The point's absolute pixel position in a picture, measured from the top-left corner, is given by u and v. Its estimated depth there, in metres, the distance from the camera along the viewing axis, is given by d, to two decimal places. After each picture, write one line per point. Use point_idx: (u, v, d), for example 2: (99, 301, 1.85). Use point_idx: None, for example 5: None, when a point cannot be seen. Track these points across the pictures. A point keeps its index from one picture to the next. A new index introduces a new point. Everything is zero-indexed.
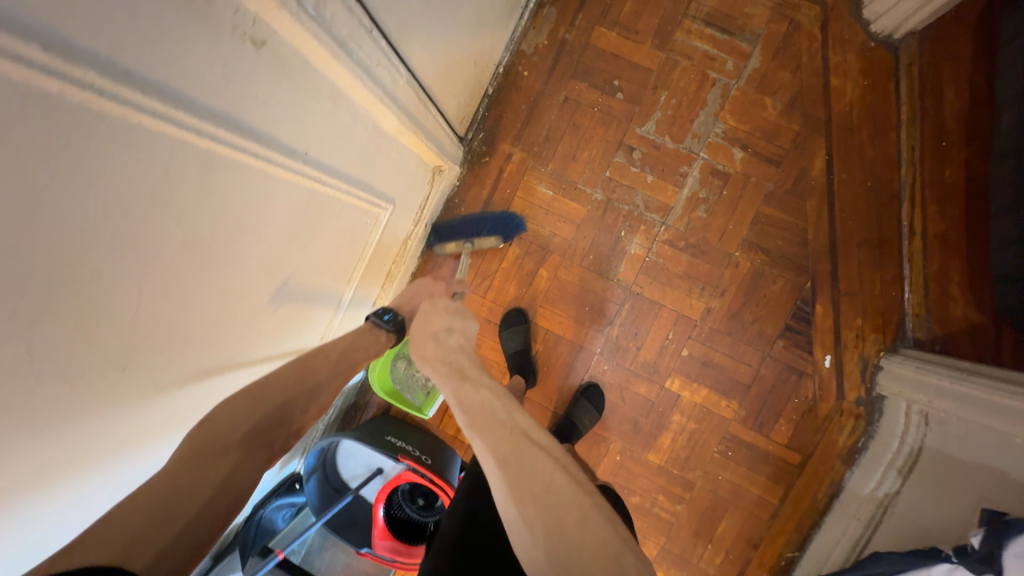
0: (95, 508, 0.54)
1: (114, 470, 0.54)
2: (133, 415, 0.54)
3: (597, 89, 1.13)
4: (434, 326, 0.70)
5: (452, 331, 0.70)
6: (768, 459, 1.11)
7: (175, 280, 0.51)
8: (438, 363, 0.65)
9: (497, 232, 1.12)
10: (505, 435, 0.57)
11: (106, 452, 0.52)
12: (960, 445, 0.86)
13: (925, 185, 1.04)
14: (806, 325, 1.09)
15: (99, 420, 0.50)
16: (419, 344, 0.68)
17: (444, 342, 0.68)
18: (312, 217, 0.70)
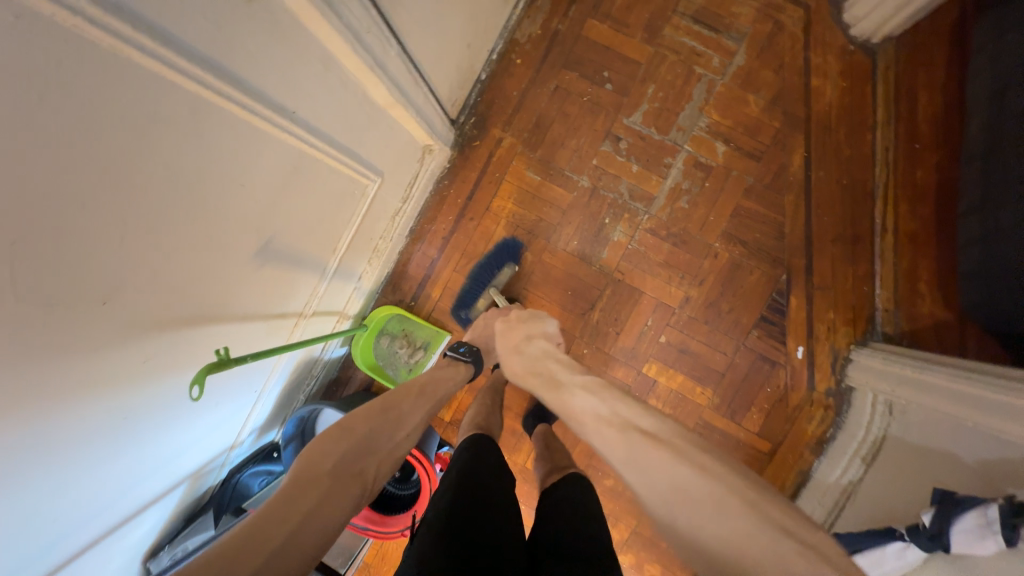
0: (73, 449, 0.56)
1: (91, 408, 0.56)
2: (113, 353, 0.56)
3: (587, 79, 1.16)
4: (517, 339, 0.89)
5: (530, 339, 0.88)
6: (740, 446, 1.13)
7: (159, 223, 0.53)
8: (530, 373, 0.80)
9: (505, 261, 1.19)
10: (616, 430, 0.59)
11: (84, 388, 0.54)
12: (920, 433, 0.89)
13: (898, 184, 1.08)
14: (780, 316, 1.12)
15: (76, 352, 0.51)
16: (511, 359, 0.86)
17: (527, 351, 0.85)
18: (298, 178, 0.72)
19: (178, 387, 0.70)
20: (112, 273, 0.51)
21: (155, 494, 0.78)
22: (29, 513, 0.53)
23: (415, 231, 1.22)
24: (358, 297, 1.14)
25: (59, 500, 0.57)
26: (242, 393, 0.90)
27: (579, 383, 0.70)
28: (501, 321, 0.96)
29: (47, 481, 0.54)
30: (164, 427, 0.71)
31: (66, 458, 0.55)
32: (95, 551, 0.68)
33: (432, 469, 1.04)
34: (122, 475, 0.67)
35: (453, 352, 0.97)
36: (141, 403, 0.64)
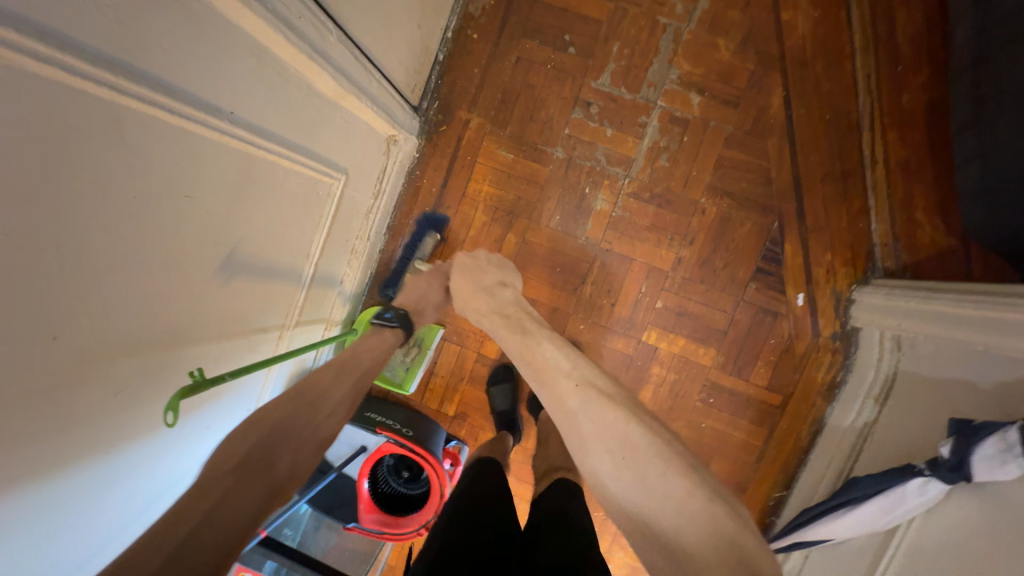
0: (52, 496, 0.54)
1: (63, 452, 0.53)
2: (78, 392, 0.53)
3: (548, 46, 1.11)
4: (486, 281, 0.88)
5: (500, 285, 0.87)
6: (750, 403, 1.11)
7: (101, 248, 0.50)
8: (495, 316, 0.80)
9: (427, 232, 1.15)
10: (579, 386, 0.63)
11: (53, 432, 0.51)
12: (931, 364, 0.87)
13: (884, 112, 1.03)
14: (776, 265, 1.09)
15: (33, 396, 0.48)
16: (479, 299, 0.85)
17: (497, 295, 0.85)
18: (251, 184, 0.68)
19: (159, 415, 0.67)
20: (57, 308, 0.48)
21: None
22: (17, 567, 0.51)
23: (393, 227, 1.18)
24: (342, 301, 1.12)
25: (48, 550, 0.55)
26: (233, 414, 0.89)
27: (547, 335, 0.72)
28: (462, 262, 0.93)
29: (30, 533, 0.52)
30: (151, 459, 0.69)
31: (49, 505, 0.53)
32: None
33: (440, 466, 1.02)
34: (115, 514, 0.65)
35: (379, 318, 0.89)
36: (119, 438, 0.62)
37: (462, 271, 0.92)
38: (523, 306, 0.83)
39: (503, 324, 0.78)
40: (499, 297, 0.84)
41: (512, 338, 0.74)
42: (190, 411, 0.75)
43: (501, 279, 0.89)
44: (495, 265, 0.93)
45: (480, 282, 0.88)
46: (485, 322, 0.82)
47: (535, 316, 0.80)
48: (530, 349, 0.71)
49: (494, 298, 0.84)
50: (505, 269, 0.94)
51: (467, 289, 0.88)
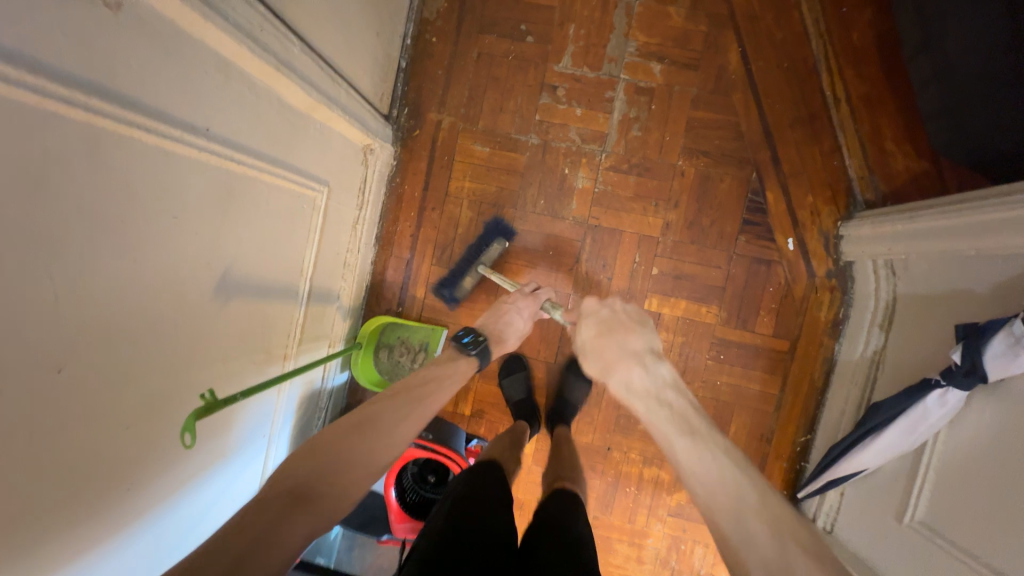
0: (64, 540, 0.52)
1: (68, 491, 0.52)
2: (81, 427, 0.52)
3: (507, 38, 1.13)
4: (635, 347, 0.80)
5: (650, 356, 0.78)
6: (760, 353, 1.12)
7: (91, 275, 0.49)
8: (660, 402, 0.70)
9: (495, 239, 1.13)
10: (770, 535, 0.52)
11: (55, 471, 0.50)
12: (927, 282, 0.88)
13: (838, 52, 1.07)
14: (762, 215, 1.11)
15: (34, 433, 0.47)
16: (627, 370, 0.76)
17: (652, 370, 0.75)
18: (236, 202, 0.69)
19: (172, 444, 0.66)
20: (53, 338, 0.47)
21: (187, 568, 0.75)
22: None
23: (382, 237, 1.19)
24: (343, 316, 1.11)
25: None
26: (249, 441, 0.87)
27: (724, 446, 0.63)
28: (597, 326, 0.85)
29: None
30: (169, 497, 0.68)
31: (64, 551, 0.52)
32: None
33: (465, 463, 1.02)
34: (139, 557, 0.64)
35: (458, 342, 0.90)
36: (130, 474, 0.60)
37: (600, 334, 0.84)
38: (683, 390, 0.74)
39: (668, 416, 0.69)
40: (654, 372, 0.75)
41: (680, 436, 0.65)
42: (204, 441, 0.74)
43: (652, 347, 0.80)
44: (636, 325, 0.85)
45: (625, 348, 0.80)
46: (638, 401, 0.73)
47: (696, 405, 0.71)
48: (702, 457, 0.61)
49: (649, 374, 0.75)
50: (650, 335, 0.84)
51: (613, 355, 0.80)
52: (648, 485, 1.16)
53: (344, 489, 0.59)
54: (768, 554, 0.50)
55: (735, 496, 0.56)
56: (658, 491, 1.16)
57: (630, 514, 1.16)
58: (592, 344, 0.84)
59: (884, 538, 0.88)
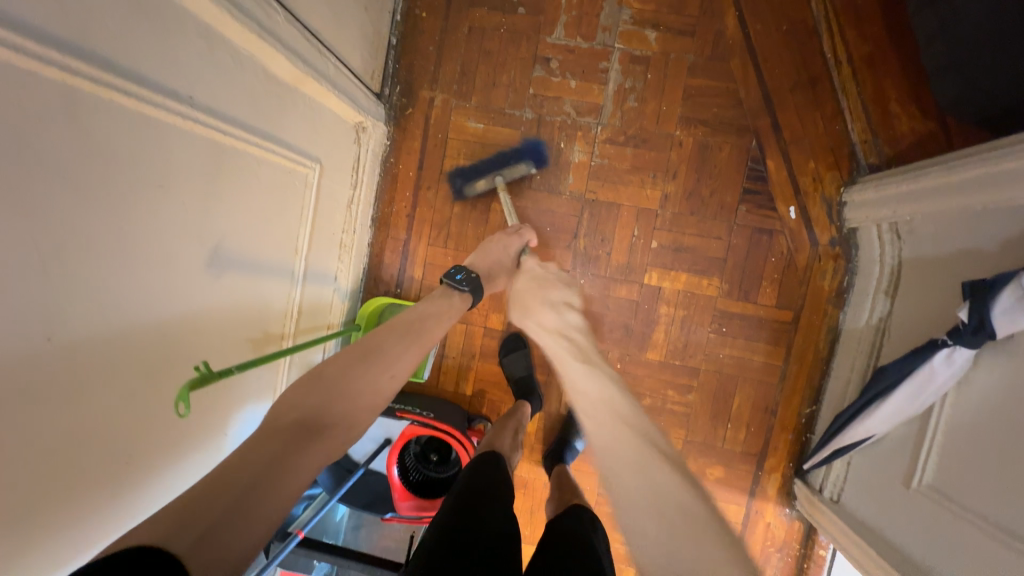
0: (52, 511, 0.53)
1: (57, 462, 0.52)
2: (69, 398, 0.51)
3: (498, 10, 1.11)
4: (552, 296, 0.85)
5: (566, 303, 0.84)
6: (763, 324, 1.10)
7: (73, 243, 0.49)
8: (560, 337, 0.77)
9: (524, 161, 1.11)
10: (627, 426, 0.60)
11: (41, 441, 0.49)
12: (934, 242, 0.86)
13: (840, 12, 1.04)
14: (763, 183, 1.09)
15: (19, 402, 0.46)
16: (540, 313, 0.82)
17: (562, 313, 0.82)
18: (223, 175, 0.67)
19: (166, 419, 0.66)
20: (36, 305, 0.46)
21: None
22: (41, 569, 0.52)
23: (377, 218, 1.18)
24: (340, 298, 1.11)
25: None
26: (249, 422, 0.88)
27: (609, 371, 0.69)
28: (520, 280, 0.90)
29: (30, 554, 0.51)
30: (163, 477, 0.69)
31: (52, 524, 0.53)
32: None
33: (468, 441, 1.01)
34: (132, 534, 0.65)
35: (449, 278, 0.91)
36: (123, 449, 0.60)
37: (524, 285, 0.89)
38: (588, 335, 0.79)
39: (569, 347, 0.75)
40: (564, 317, 0.81)
41: (574, 361, 0.71)
42: (200, 419, 0.74)
43: (569, 299, 0.85)
44: (558, 282, 0.90)
45: (545, 296, 0.85)
46: (546, 338, 0.79)
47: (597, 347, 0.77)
48: (593, 382, 0.67)
49: (560, 317, 0.81)
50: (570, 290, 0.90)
51: (528, 299, 0.86)
52: None
53: (323, 447, 0.61)
54: (623, 452, 0.57)
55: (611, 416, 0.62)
56: None
57: None
58: (519, 293, 0.88)
59: (892, 507, 0.87)
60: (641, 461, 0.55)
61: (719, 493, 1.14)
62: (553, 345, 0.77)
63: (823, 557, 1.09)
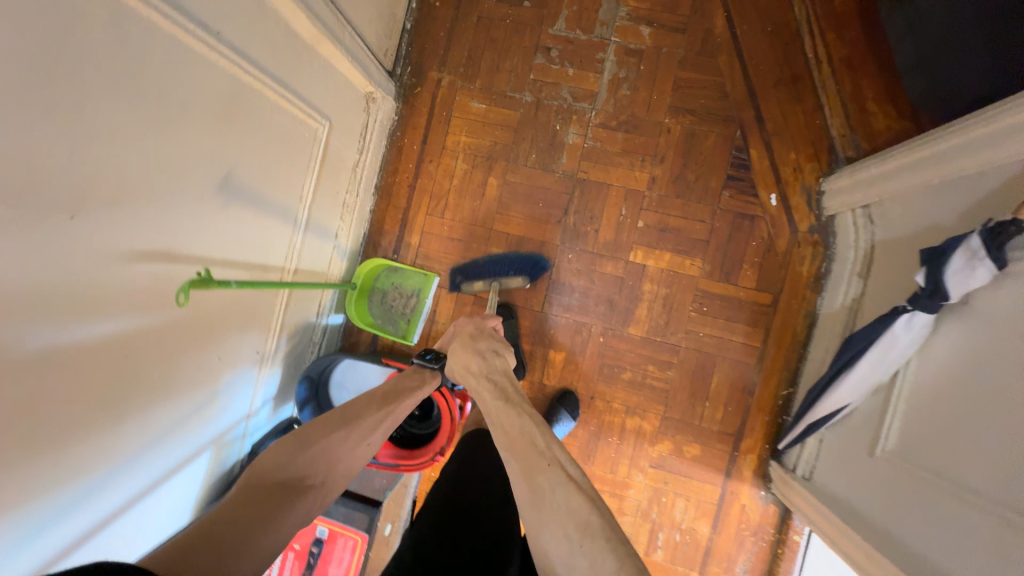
0: (57, 386, 0.57)
1: (63, 337, 0.56)
2: (79, 277, 0.57)
3: (505, 3, 1.21)
4: (481, 347, 0.85)
5: (496, 354, 0.85)
6: (743, 305, 1.14)
7: (100, 133, 0.55)
8: (486, 381, 0.78)
9: (526, 273, 1.16)
10: (545, 465, 0.61)
11: (51, 310, 0.54)
12: (900, 222, 0.91)
13: (820, 17, 1.12)
14: (745, 170, 1.14)
15: (34, 265, 0.52)
16: (469, 360, 0.82)
17: (490, 362, 0.82)
18: (243, 111, 0.76)
19: (170, 326, 0.72)
20: (62, 180, 0.52)
21: (160, 474, 0.78)
22: (52, 434, 0.58)
23: (381, 187, 1.25)
24: (339, 257, 1.17)
25: (49, 458, 0.58)
26: (244, 355, 0.93)
27: (528, 408, 0.72)
28: (455, 342, 0.89)
29: (31, 423, 0.55)
30: (156, 388, 0.73)
31: (54, 397, 0.57)
32: (110, 532, 0.70)
33: (447, 392, 1.03)
34: (119, 439, 0.68)
35: (420, 359, 0.92)
36: (123, 342, 0.65)
37: (461, 338, 0.89)
38: (514, 377, 0.81)
39: (493, 391, 0.76)
40: (491, 361, 0.82)
41: (497, 403, 0.73)
42: (202, 336, 0.80)
43: (497, 347, 0.86)
44: (495, 338, 0.92)
45: (474, 345, 0.86)
46: (472, 382, 0.80)
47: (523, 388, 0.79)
48: (513, 416, 0.70)
49: (487, 364, 0.82)
50: (501, 343, 0.92)
51: (460, 348, 0.86)
52: (629, 435, 1.17)
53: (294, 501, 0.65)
54: (540, 482, 0.60)
55: (527, 447, 0.65)
56: (640, 442, 1.17)
57: (612, 464, 1.18)
58: (453, 347, 0.88)
59: (858, 478, 0.89)
60: (552, 484, 0.59)
61: (695, 471, 1.15)
62: (478, 394, 0.78)
63: (797, 542, 1.10)
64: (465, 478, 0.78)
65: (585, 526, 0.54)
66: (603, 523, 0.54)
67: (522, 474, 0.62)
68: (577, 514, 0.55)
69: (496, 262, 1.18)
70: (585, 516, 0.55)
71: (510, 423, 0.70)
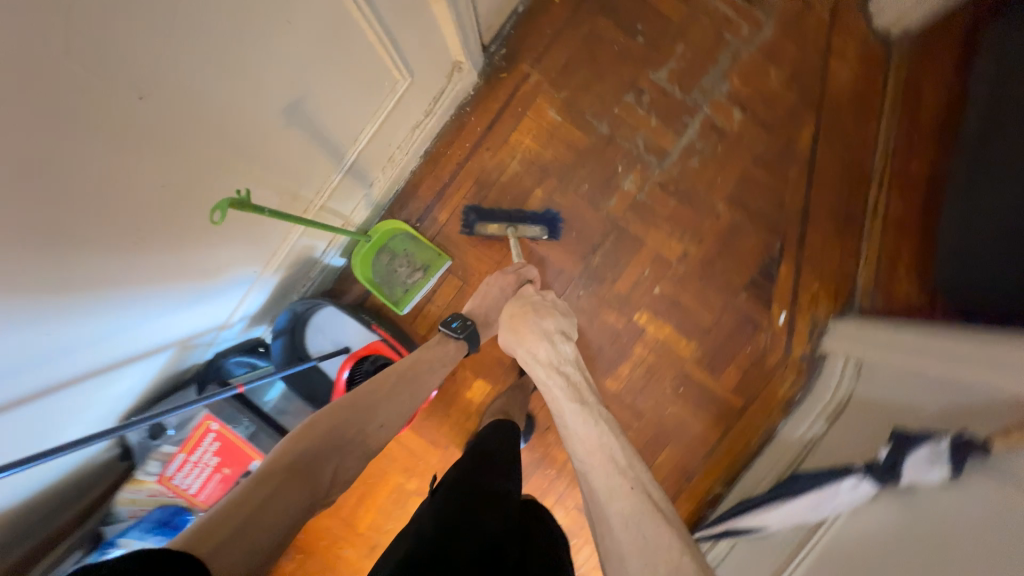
0: (67, 260, 0.54)
1: (85, 210, 0.53)
2: (118, 153, 0.53)
3: (620, 29, 1.19)
4: (550, 329, 0.91)
5: (564, 340, 0.91)
6: (715, 400, 1.19)
7: (192, 18, 0.51)
8: (556, 374, 0.86)
9: (541, 225, 1.18)
10: (627, 490, 0.69)
11: (81, 178, 0.51)
12: (884, 389, 0.97)
13: (893, 172, 1.15)
14: (769, 280, 1.18)
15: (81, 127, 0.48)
16: (538, 344, 0.89)
17: (560, 350, 0.89)
18: (338, 45, 0.73)
19: (187, 230, 0.70)
20: (134, 51, 0.49)
21: (123, 358, 0.76)
22: (51, 304, 0.55)
23: (430, 153, 1.22)
24: (365, 206, 1.14)
25: (39, 325, 0.55)
26: (243, 272, 0.90)
27: (603, 415, 0.79)
28: (514, 301, 0.95)
29: (35, 287, 0.52)
30: (156, 281, 0.70)
31: (63, 266, 0.54)
32: (57, 402, 0.67)
33: None
34: (104, 319, 0.65)
35: (448, 328, 0.96)
36: (137, 232, 0.62)
37: (515, 312, 0.93)
38: (580, 367, 0.89)
39: (562, 384, 0.85)
40: (560, 350, 0.89)
41: (571, 403, 0.81)
42: (213, 247, 0.77)
43: (563, 328, 0.92)
44: (557, 311, 0.96)
45: (542, 326, 0.91)
46: (540, 371, 0.87)
47: (588, 381, 0.87)
48: (591, 423, 0.78)
49: (555, 350, 0.89)
50: (567, 319, 0.97)
51: (529, 325, 0.90)
52: (566, 475, 1.22)
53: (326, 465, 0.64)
54: (624, 507, 0.67)
55: (607, 462, 0.73)
56: (574, 483, 1.21)
57: (540, 493, 1.22)
58: (513, 316, 0.93)
59: None
60: (634, 510, 0.66)
61: None
62: (545, 377, 0.86)
63: None
64: (492, 452, 0.86)
65: (677, 566, 0.59)
66: (695, 567, 0.59)
67: (602, 490, 0.70)
68: (667, 554, 0.60)
69: (512, 211, 1.20)
70: (675, 556, 0.60)
71: (584, 425, 0.78)
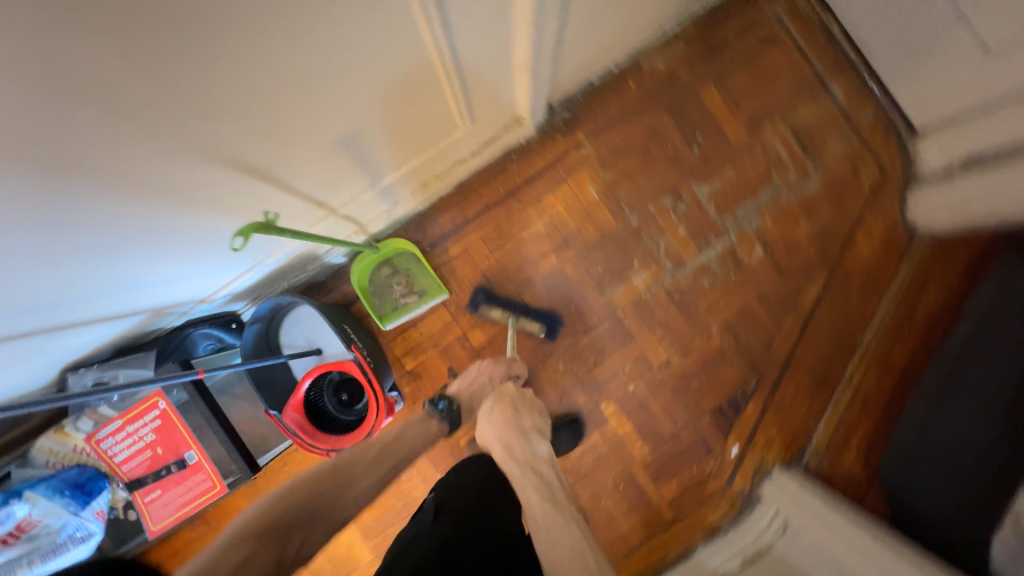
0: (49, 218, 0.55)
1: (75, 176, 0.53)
2: (113, 127, 0.51)
3: (680, 134, 1.21)
4: (527, 424, 0.93)
5: (538, 434, 0.93)
6: (648, 506, 1.23)
7: (247, 34, 0.50)
8: (530, 474, 0.85)
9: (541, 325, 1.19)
10: None
11: (73, 144, 0.50)
12: (802, 556, 1.02)
13: (877, 351, 1.20)
14: (733, 412, 1.23)
15: (78, 97, 0.46)
16: (514, 442, 0.88)
17: (534, 447, 0.90)
18: (410, 91, 0.75)
19: (183, 211, 0.69)
20: (165, 45, 0.47)
21: (67, 322, 0.72)
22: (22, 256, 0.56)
23: (463, 185, 1.21)
24: (384, 219, 1.12)
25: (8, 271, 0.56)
26: (242, 256, 0.90)
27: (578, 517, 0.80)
28: (496, 395, 0.96)
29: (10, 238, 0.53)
30: (125, 247, 0.68)
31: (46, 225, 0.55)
32: (28, 338, 0.69)
33: (381, 404, 0.97)
34: (83, 276, 0.66)
35: (432, 406, 0.95)
36: (135, 205, 0.63)
37: (496, 401, 0.95)
38: (556, 466, 0.90)
39: (536, 484, 0.84)
40: (537, 449, 0.90)
41: (545, 505, 0.81)
42: (209, 228, 0.76)
43: (539, 428, 0.93)
44: (533, 406, 0.98)
45: (519, 422, 0.92)
46: (515, 468, 0.86)
47: (562, 482, 0.88)
48: (562, 522, 0.79)
49: (531, 448, 0.89)
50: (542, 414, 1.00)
51: (507, 418, 0.92)
52: None
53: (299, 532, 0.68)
54: None
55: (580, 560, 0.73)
56: None
57: None
58: (492, 409, 0.93)
59: None
60: None
61: None
62: (519, 477, 0.85)
63: None
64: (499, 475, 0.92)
65: None
66: None
67: None
68: None
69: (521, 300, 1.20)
70: None
71: (558, 526, 0.78)
